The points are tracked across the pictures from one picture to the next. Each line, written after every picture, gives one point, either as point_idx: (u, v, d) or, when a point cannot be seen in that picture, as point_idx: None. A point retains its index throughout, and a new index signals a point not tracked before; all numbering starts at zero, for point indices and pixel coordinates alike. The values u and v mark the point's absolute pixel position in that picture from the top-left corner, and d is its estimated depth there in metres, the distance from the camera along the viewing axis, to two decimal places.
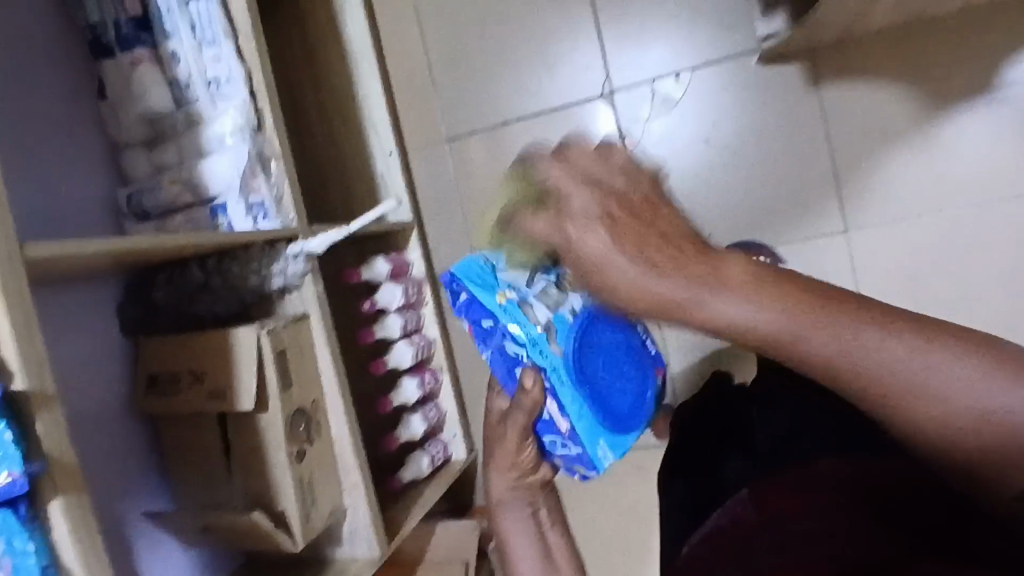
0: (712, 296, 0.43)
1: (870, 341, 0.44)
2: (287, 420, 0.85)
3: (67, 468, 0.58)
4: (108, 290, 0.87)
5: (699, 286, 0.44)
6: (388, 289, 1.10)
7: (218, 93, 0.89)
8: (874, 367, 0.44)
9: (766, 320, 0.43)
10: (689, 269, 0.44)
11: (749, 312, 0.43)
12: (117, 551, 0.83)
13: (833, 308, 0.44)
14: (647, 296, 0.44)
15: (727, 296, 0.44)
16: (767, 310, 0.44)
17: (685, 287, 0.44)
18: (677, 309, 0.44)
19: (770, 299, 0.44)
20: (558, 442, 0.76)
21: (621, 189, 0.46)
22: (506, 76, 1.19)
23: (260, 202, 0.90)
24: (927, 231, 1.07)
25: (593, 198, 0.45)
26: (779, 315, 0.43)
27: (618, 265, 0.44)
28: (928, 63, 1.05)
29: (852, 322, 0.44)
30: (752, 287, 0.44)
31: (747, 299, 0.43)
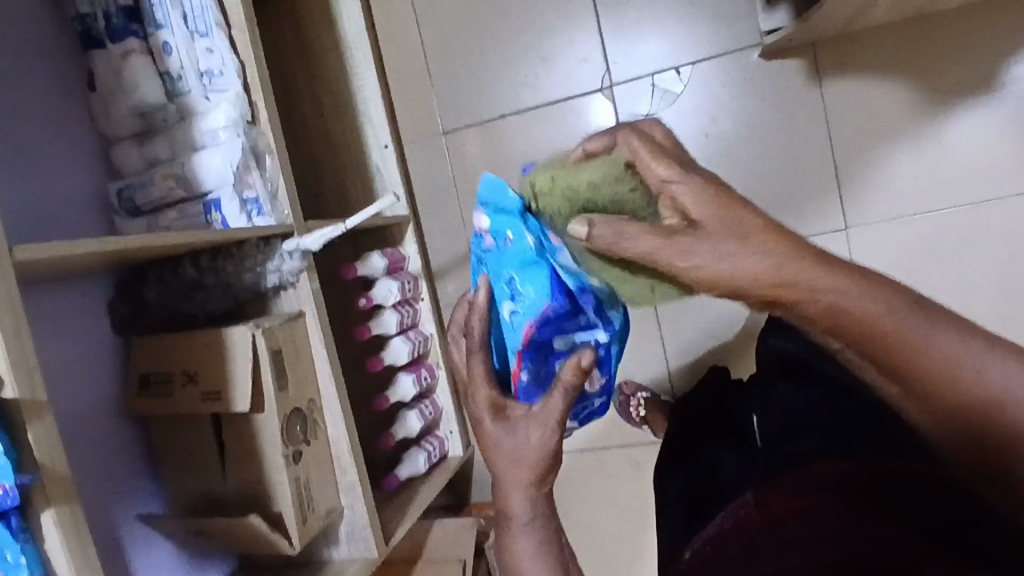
0: (804, 270, 0.54)
1: (925, 326, 0.53)
2: (283, 420, 0.84)
3: (59, 479, 0.56)
4: (98, 289, 0.85)
5: (795, 259, 0.54)
6: (383, 285, 1.09)
7: (211, 85, 0.86)
8: (917, 345, 0.53)
9: (872, 306, 0.53)
10: (781, 245, 0.54)
11: (838, 289, 0.53)
12: (110, 553, 0.82)
13: (886, 296, 0.53)
14: (760, 274, 0.54)
15: (838, 283, 0.54)
16: (870, 303, 0.53)
17: (799, 275, 0.54)
18: (781, 283, 0.54)
19: (843, 279, 0.54)
20: (579, 407, 0.77)
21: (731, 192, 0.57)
22: (502, 69, 1.17)
23: (255, 198, 0.88)
24: (927, 227, 1.07)
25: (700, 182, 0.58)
26: (858, 293, 0.53)
27: (731, 253, 0.55)
28: (930, 59, 1.04)
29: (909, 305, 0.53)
30: (827, 263, 0.54)
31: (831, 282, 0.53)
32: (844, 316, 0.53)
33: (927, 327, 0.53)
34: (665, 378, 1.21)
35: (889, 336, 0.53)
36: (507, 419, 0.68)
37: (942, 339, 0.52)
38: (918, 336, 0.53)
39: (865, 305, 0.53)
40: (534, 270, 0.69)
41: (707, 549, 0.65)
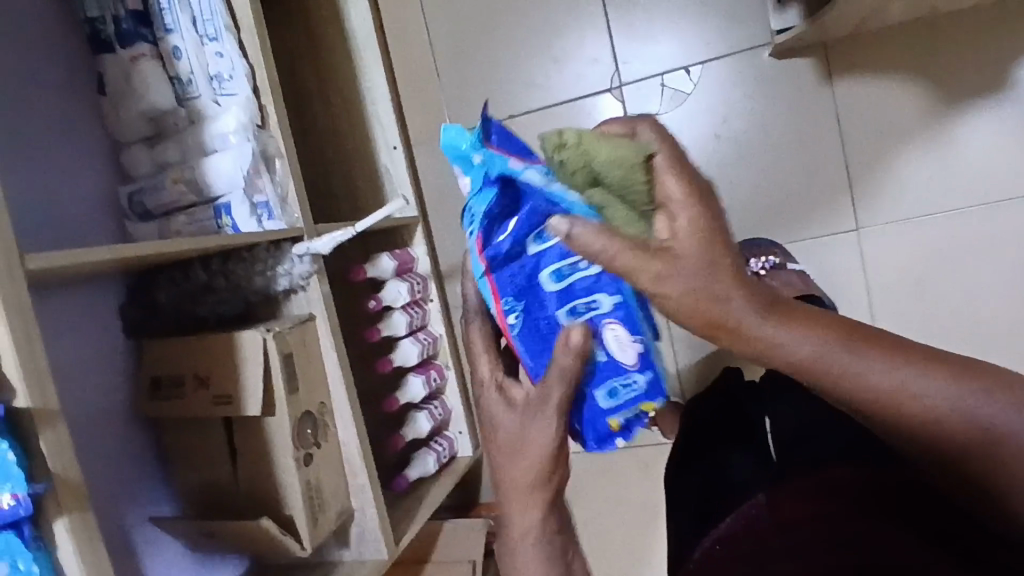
0: (760, 319, 0.51)
1: (884, 366, 0.51)
2: (294, 423, 0.84)
3: (71, 487, 0.57)
4: (108, 292, 0.86)
5: (735, 291, 0.50)
6: (393, 286, 1.10)
7: (221, 89, 0.87)
8: (854, 385, 0.51)
9: (825, 348, 0.51)
10: (717, 272, 0.50)
11: (785, 334, 0.51)
12: (122, 554, 0.82)
13: (838, 330, 0.52)
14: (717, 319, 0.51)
15: (794, 329, 0.51)
16: (823, 343, 0.51)
17: (759, 318, 0.51)
18: (718, 321, 0.51)
19: (795, 319, 0.51)
20: (620, 387, 0.68)
21: (716, 213, 0.51)
22: (512, 70, 1.17)
23: (265, 202, 0.88)
24: (939, 229, 1.06)
25: (688, 203, 0.51)
26: (800, 337, 0.51)
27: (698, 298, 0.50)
28: (944, 59, 1.03)
29: (875, 349, 0.51)
30: (778, 309, 0.51)
31: (771, 319, 0.51)
32: (780, 355, 0.51)
33: (876, 366, 0.51)
34: (675, 379, 1.20)
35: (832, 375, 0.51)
36: (509, 402, 0.67)
37: (882, 373, 0.51)
38: (856, 372, 0.51)
39: (819, 346, 0.51)
40: (482, 189, 0.64)
41: (717, 550, 0.64)
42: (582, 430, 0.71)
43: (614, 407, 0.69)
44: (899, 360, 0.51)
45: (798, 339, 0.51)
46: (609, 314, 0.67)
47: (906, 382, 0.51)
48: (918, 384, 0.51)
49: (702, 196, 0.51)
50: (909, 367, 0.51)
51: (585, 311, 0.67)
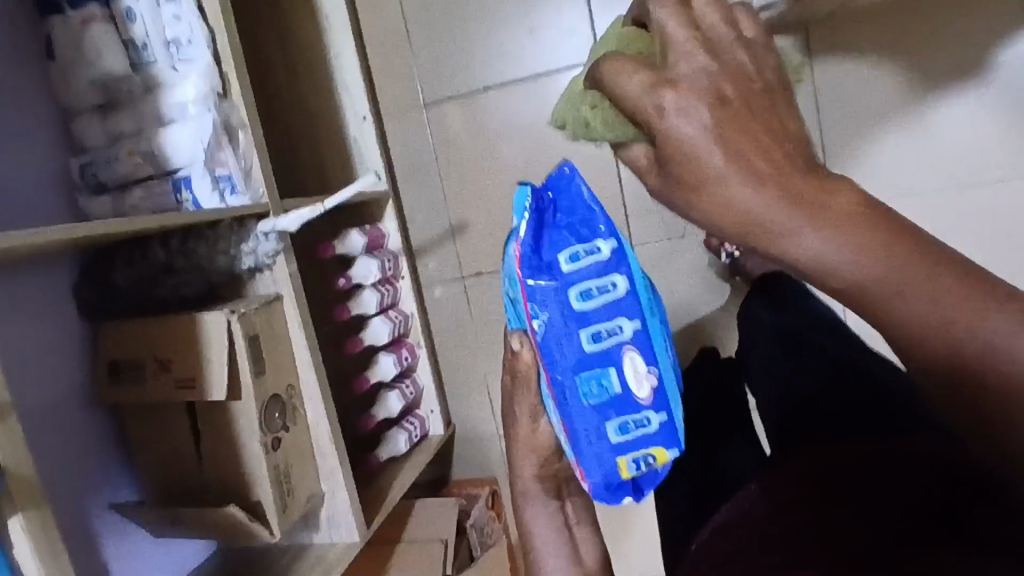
0: (787, 218, 0.37)
1: (828, 229, 0.36)
2: (261, 408, 0.82)
3: (25, 482, 0.56)
4: (62, 272, 0.82)
5: (721, 131, 0.37)
6: (363, 263, 1.07)
7: (179, 55, 0.82)
8: (794, 255, 0.37)
9: (853, 260, 0.36)
10: (776, 148, 0.38)
11: (740, 187, 0.37)
12: (83, 543, 0.80)
13: (891, 242, 0.36)
14: (755, 212, 0.37)
15: (815, 227, 0.36)
16: (866, 256, 0.36)
17: (779, 208, 0.37)
18: (691, 159, 0.38)
19: (767, 152, 0.37)
20: (633, 423, 0.65)
21: (745, 70, 0.39)
22: (486, 41, 1.13)
23: (227, 175, 0.83)
24: (912, 211, 1.06)
25: (705, 65, 0.38)
26: (844, 249, 0.36)
27: (710, 159, 0.38)
28: (924, 41, 1.02)
29: (849, 202, 0.37)
30: (739, 136, 0.37)
31: (735, 159, 0.37)
32: (812, 271, 0.38)
33: (801, 217, 0.37)
34: None
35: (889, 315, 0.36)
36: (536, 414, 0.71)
37: (810, 243, 0.37)
38: (785, 235, 0.37)
39: (858, 252, 0.36)
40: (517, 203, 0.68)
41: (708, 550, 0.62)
42: (589, 471, 0.65)
43: (622, 445, 0.65)
44: (874, 227, 0.36)
45: (746, 192, 0.37)
46: (629, 341, 0.66)
47: (886, 267, 0.36)
48: (877, 255, 0.36)
49: (721, 48, 0.39)
50: (876, 245, 0.36)
51: (608, 341, 0.66)
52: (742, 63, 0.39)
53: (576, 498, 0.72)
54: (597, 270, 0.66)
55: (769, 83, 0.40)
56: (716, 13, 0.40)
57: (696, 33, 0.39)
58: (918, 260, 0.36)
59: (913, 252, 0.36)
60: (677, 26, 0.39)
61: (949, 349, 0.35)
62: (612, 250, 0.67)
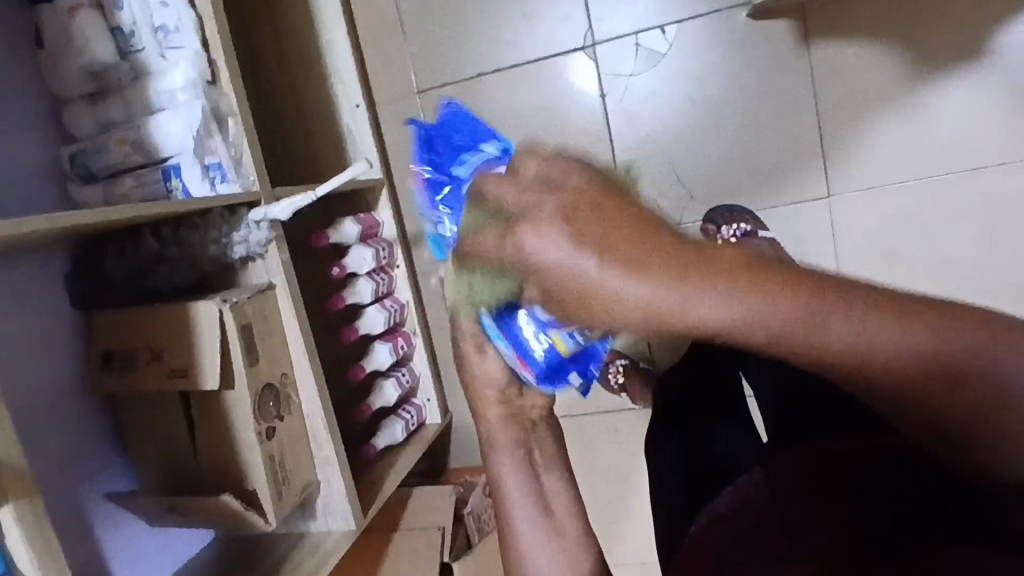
0: (687, 292, 0.33)
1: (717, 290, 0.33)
2: (255, 397, 0.82)
3: (16, 473, 0.56)
4: (54, 262, 0.81)
5: (582, 242, 0.34)
6: (357, 252, 1.06)
7: (167, 42, 0.81)
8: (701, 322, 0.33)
9: (773, 316, 0.33)
10: (598, 207, 0.36)
11: (619, 283, 0.33)
12: (79, 534, 0.80)
13: (797, 290, 0.33)
14: (655, 300, 0.33)
15: (718, 293, 0.33)
16: (799, 310, 0.33)
17: (668, 288, 0.33)
18: (568, 279, 0.35)
19: (639, 234, 0.34)
20: None
21: (568, 184, 0.37)
22: (480, 26, 1.12)
23: (218, 163, 0.83)
24: (909, 195, 1.06)
25: (534, 195, 0.37)
26: (766, 310, 0.33)
27: (578, 263, 0.34)
28: (922, 23, 1.01)
29: (703, 273, 0.33)
30: (618, 236, 0.34)
31: (605, 256, 0.34)
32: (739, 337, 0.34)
33: (705, 284, 0.33)
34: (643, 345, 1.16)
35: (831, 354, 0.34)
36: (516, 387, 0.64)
37: (712, 306, 0.33)
38: (689, 302, 0.33)
39: (779, 314, 0.33)
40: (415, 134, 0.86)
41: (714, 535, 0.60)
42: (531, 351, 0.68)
43: None
44: (791, 283, 0.34)
45: (628, 285, 0.33)
46: None
47: (778, 317, 0.33)
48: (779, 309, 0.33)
49: (543, 174, 0.39)
50: (772, 311, 0.33)
51: None
52: (573, 180, 0.38)
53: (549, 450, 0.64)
54: (465, 140, 0.76)
55: (602, 181, 0.37)
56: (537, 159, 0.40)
57: (517, 183, 0.39)
58: (802, 297, 0.34)
59: (810, 288, 0.34)
60: (503, 188, 0.39)
61: (948, 375, 0.34)
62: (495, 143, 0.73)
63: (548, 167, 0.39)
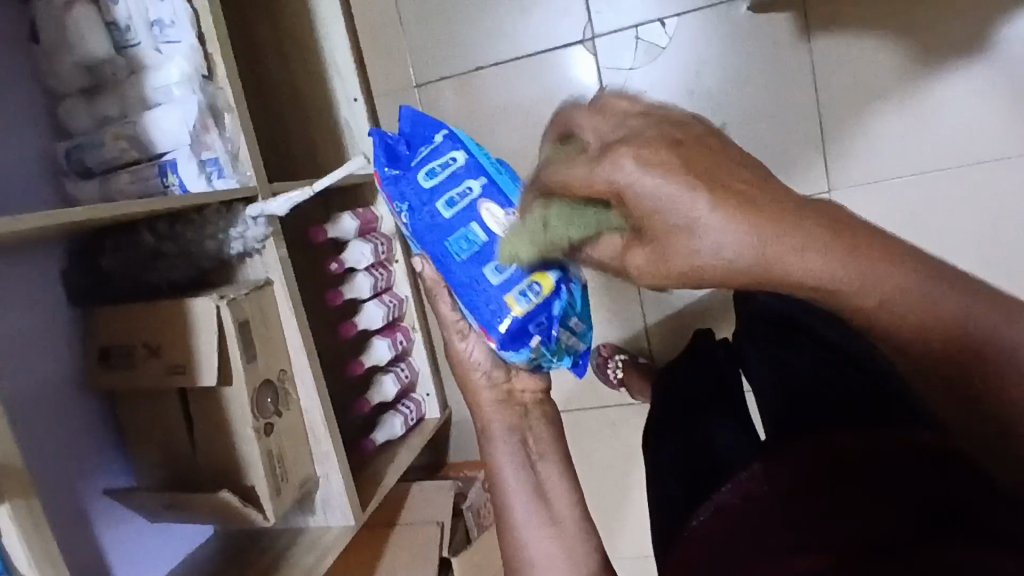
0: (789, 245, 0.32)
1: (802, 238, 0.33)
2: (253, 394, 0.82)
3: (12, 472, 0.55)
4: (51, 258, 0.81)
5: (694, 180, 0.33)
6: (355, 248, 1.06)
7: (162, 36, 0.81)
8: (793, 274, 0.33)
9: (845, 273, 0.33)
10: (719, 158, 0.34)
11: (731, 228, 0.32)
12: (78, 530, 0.80)
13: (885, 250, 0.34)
14: (756, 254, 0.33)
15: (815, 248, 0.33)
16: (887, 277, 0.33)
17: (775, 237, 0.32)
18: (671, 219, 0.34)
19: (747, 185, 0.33)
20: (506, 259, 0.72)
21: (678, 125, 0.36)
22: (479, 19, 1.11)
23: (214, 159, 0.82)
24: (910, 190, 1.05)
25: (631, 133, 0.36)
26: (855, 268, 0.33)
27: (695, 206, 0.33)
28: (925, 16, 1.00)
29: (811, 222, 0.33)
30: (732, 177, 0.33)
31: (722, 199, 0.32)
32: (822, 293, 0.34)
33: (801, 235, 0.32)
34: (643, 339, 1.16)
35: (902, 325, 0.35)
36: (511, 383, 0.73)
37: (813, 259, 0.33)
38: (804, 250, 0.32)
39: (863, 276, 0.33)
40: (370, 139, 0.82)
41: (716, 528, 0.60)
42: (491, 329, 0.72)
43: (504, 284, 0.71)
44: (880, 248, 0.34)
45: (737, 231, 0.32)
46: (480, 196, 0.76)
47: (875, 269, 0.33)
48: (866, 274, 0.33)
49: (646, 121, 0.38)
50: (856, 264, 0.33)
51: (462, 201, 0.76)
52: (678, 120, 0.36)
53: (540, 431, 0.68)
54: (454, 177, 0.78)
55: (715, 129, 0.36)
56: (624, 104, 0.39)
57: (609, 121, 0.38)
58: (875, 251, 0.33)
59: (887, 255, 0.34)
60: (593, 124, 0.39)
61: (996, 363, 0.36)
62: (443, 137, 0.80)
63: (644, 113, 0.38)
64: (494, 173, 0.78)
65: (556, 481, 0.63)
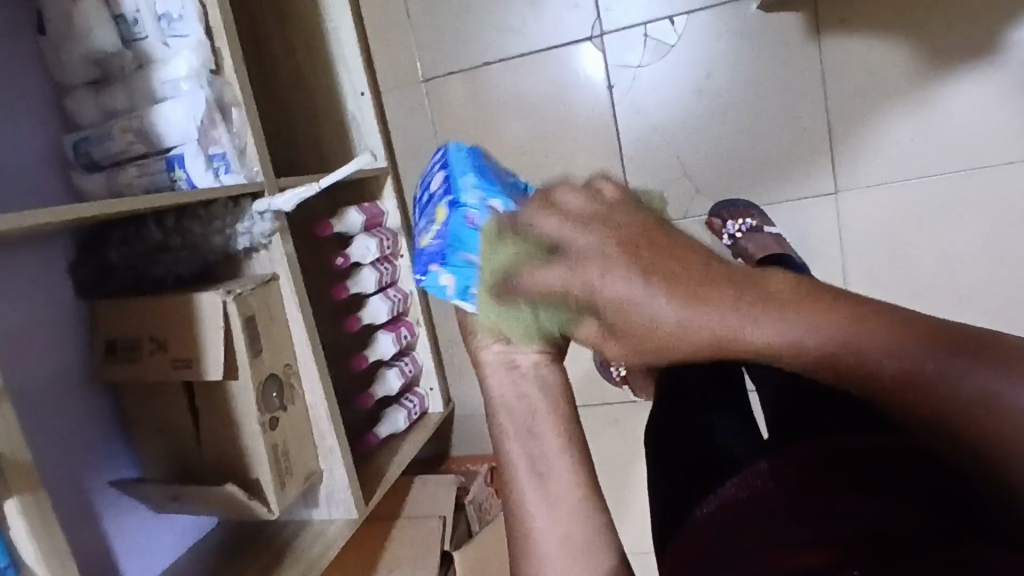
0: (737, 323, 0.40)
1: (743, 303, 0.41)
2: (258, 387, 0.82)
3: (20, 467, 0.56)
4: (59, 251, 0.82)
5: (645, 277, 0.42)
6: (361, 243, 1.06)
7: (170, 30, 0.81)
8: (745, 343, 0.40)
9: (792, 337, 0.39)
10: (654, 245, 0.43)
11: (661, 313, 0.41)
12: (86, 522, 0.81)
13: (829, 313, 0.39)
14: (702, 330, 0.41)
15: (759, 322, 0.40)
16: (824, 330, 0.39)
17: (710, 322, 0.41)
18: (625, 313, 0.42)
19: (680, 278, 0.42)
20: (429, 213, 0.70)
21: (626, 221, 0.46)
22: (488, 15, 1.11)
23: (222, 153, 0.82)
24: (917, 192, 1.05)
25: (583, 229, 0.45)
26: (798, 330, 0.39)
27: (614, 285, 0.42)
28: (937, 17, 0.99)
29: (749, 302, 0.40)
30: (660, 264, 0.42)
31: (664, 291, 0.41)
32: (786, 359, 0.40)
33: (748, 312, 0.40)
34: None
35: (866, 368, 0.37)
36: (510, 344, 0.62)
37: (764, 330, 0.40)
38: (742, 323, 0.40)
39: (811, 334, 0.39)
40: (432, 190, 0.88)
41: (718, 515, 0.55)
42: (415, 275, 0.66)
43: (425, 231, 0.69)
44: (819, 306, 0.39)
45: (672, 312, 0.41)
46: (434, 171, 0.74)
47: (803, 329, 0.39)
48: (812, 324, 0.39)
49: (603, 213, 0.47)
50: (809, 322, 0.39)
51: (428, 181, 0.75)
52: (624, 217, 0.46)
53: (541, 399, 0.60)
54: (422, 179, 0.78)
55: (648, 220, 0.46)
56: (578, 196, 0.49)
57: (561, 217, 0.47)
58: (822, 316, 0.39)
59: (828, 313, 0.39)
60: (549, 223, 0.47)
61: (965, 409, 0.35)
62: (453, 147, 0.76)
63: (597, 208, 0.47)
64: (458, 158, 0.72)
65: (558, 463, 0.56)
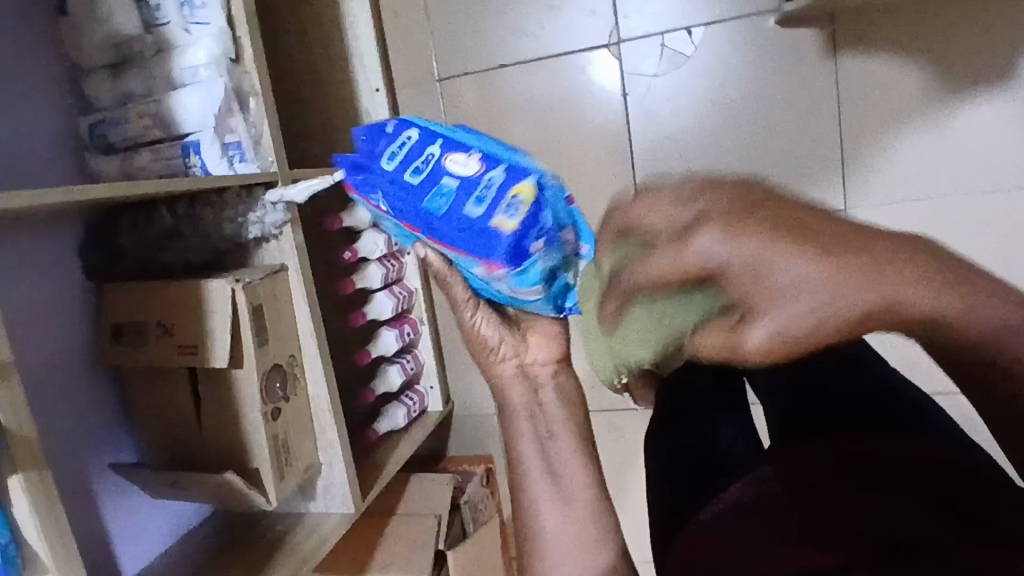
0: (818, 270, 0.33)
1: (819, 253, 0.34)
2: (262, 377, 0.82)
3: (26, 444, 0.56)
4: (70, 232, 0.82)
5: (746, 226, 0.35)
6: (369, 238, 1.06)
7: (192, 17, 0.81)
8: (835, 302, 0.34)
9: (865, 289, 0.33)
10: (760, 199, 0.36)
11: (765, 267, 0.34)
12: (83, 505, 0.81)
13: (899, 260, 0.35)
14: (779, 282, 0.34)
15: (828, 260, 0.34)
16: (899, 280, 0.34)
17: (776, 254, 0.34)
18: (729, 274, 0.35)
19: (760, 220, 0.35)
20: (483, 190, 0.66)
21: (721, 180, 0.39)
22: (505, 17, 1.11)
23: (237, 142, 0.83)
24: (924, 213, 1.05)
25: (695, 203, 0.38)
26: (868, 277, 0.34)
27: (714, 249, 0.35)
28: (953, 41, 0.99)
29: (823, 240, 0.34)
30: (759, 217, 0.35)
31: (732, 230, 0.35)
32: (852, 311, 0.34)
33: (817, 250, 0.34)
34: None
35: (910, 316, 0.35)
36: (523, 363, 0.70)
37: (826, 270, 0.34)
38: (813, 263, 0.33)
39: (885, 285, 0.34)
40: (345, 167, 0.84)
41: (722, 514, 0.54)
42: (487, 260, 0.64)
43: (486, 211, 0.64)
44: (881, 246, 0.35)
45: (737, 246, 0.35)
46: (443, 151, 0.70)
47: (875, 271, 0.34)
48: (893, 271, 0.34)
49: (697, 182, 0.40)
50: (875, 264, 0.34)
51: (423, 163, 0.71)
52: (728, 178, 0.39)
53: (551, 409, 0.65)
54: (419, 148, 0.72)
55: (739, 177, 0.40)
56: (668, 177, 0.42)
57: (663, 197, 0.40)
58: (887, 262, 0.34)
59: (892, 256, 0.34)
60: (650, 209, 0.40)
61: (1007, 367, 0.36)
62: (419, 132, 0.74)
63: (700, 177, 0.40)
64: (487, 145, 0.70)
65: (570, 461, 0.59)
